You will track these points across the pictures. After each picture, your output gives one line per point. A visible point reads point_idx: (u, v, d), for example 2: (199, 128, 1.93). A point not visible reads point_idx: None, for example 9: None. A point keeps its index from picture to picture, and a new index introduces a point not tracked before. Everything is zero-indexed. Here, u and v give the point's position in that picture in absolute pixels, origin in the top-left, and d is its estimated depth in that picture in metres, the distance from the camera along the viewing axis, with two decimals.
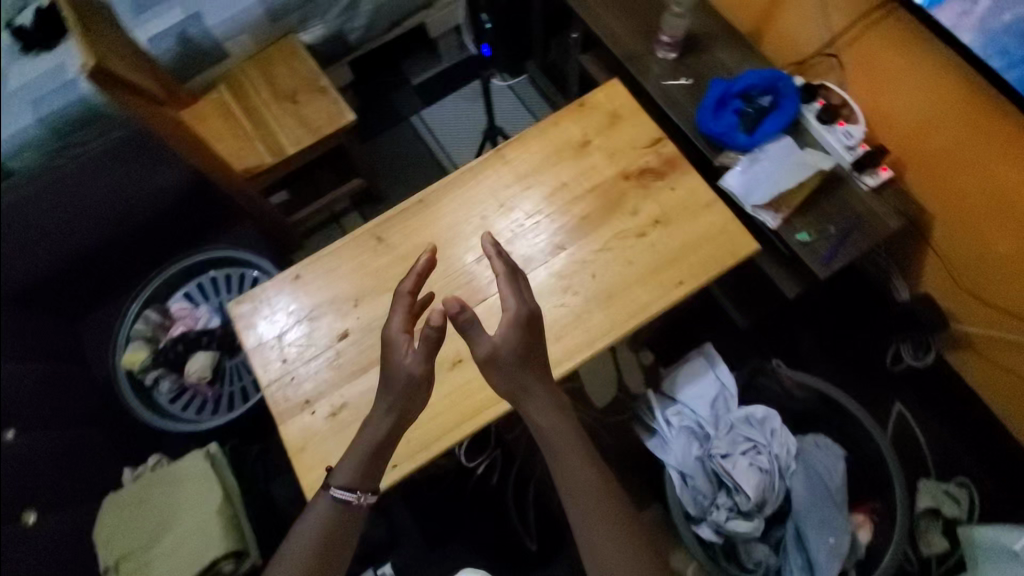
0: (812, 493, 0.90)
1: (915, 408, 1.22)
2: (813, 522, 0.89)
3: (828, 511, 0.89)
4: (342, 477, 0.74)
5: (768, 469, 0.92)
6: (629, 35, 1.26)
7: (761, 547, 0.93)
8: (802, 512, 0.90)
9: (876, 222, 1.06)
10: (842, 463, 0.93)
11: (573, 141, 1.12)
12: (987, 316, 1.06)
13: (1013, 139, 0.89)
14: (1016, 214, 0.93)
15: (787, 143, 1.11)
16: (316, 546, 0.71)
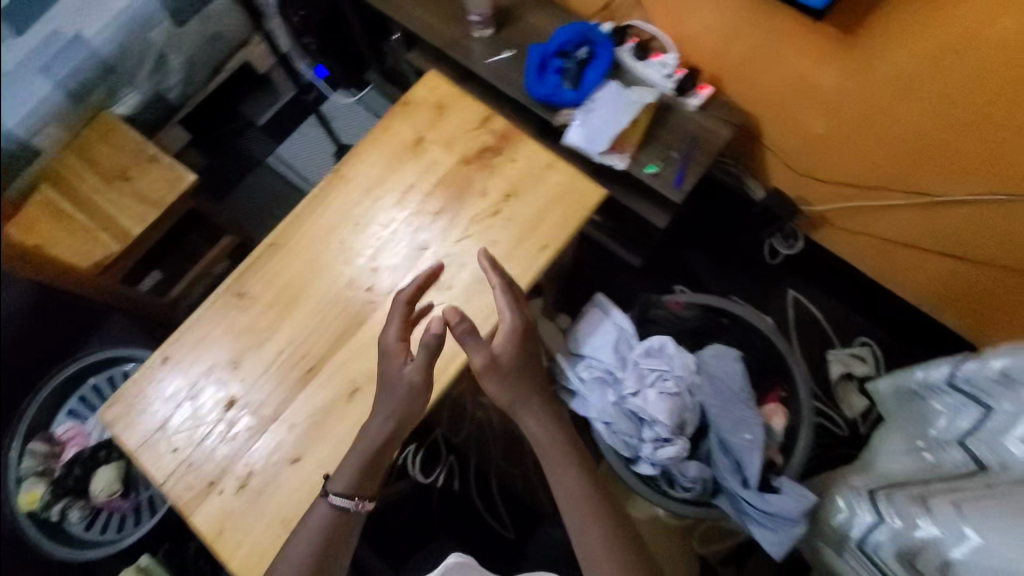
0: (719, 398, 0.90)
1: (805, 289, 1.40)
2: (729, 425, 0.88)
3: (739, 410, 0.89)
4: (340, 485, 0.71)
5: (679, 389, 0.89)
6: (441, 22, 1.21)
7: (694, 465, 0.90)
8: (716, 419, 0.89)
9: (710, 135, 1.08)
10: (739, 359, 0.92)
11: (404, 140, 0.92)
12: (833, 191, 1.12)
13: (805, 40, 0.92)
14: (827, 100, 0.98)
15: (613, 87, 1.10)
16: (306, 567, 0.67)
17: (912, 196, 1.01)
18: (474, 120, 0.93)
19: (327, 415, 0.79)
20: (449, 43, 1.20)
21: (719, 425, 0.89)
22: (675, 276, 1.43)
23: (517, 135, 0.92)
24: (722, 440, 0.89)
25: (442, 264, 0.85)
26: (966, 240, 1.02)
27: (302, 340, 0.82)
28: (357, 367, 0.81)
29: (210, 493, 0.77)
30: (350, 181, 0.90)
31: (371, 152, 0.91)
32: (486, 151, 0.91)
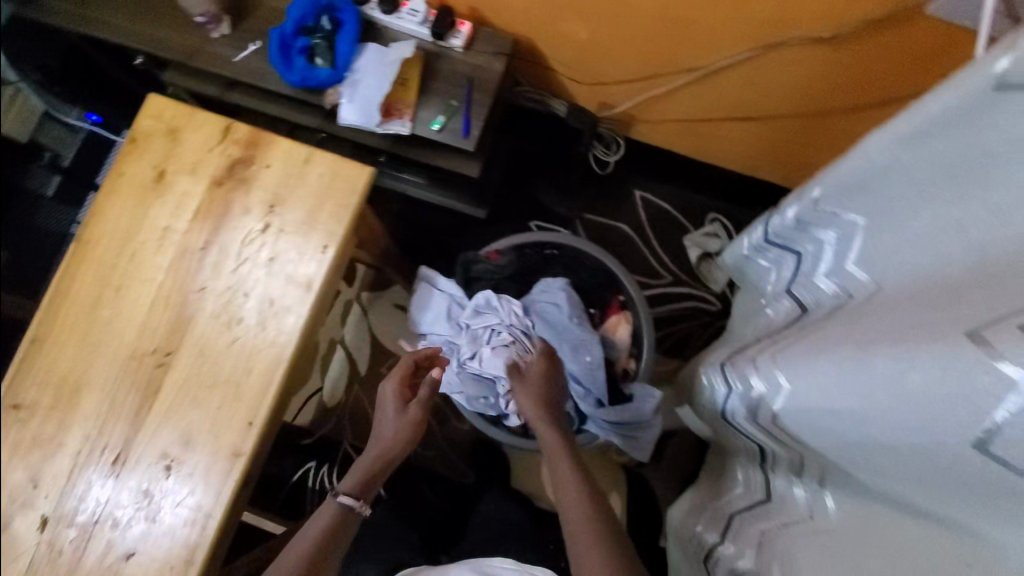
0: (553, 331, 0.91)
1: (648, 186, 1.44)
2: (570, 354, 0.90)
3: (575, 335, 0.91)
4: (349, 484, 0.77)
5: (516, 338, 0.90)
6: (171, 33, 1.08)
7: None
8: (557, 353, 0.91)
9: (484, 73, 1.05)
10: (565, 286, 0.94)
11: (143, 180, 0.83)
12: (624, 90, 1.12)
13: None
14: (574, 7, 0.94)
15: (371, 49, 1.03)
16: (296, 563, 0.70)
17: (690, 73, 1.02)
18: (214, 134, 0.84)
19: (150, 496, 0.73)
20: (189, 53, 1.08)
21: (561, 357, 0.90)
22: (525, 215, 1.42)
23: (264, 137, 0.84)
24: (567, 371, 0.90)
25: (225, 299, 0.79)
26: (751, 100, 1.05)
27: (98, 431, 0.75)
28: (165, 437, 0.75)
29: None
30: (100, 245, 0.80)
31: (112, 206, 0.82)
32: (237, 165, 0.83)
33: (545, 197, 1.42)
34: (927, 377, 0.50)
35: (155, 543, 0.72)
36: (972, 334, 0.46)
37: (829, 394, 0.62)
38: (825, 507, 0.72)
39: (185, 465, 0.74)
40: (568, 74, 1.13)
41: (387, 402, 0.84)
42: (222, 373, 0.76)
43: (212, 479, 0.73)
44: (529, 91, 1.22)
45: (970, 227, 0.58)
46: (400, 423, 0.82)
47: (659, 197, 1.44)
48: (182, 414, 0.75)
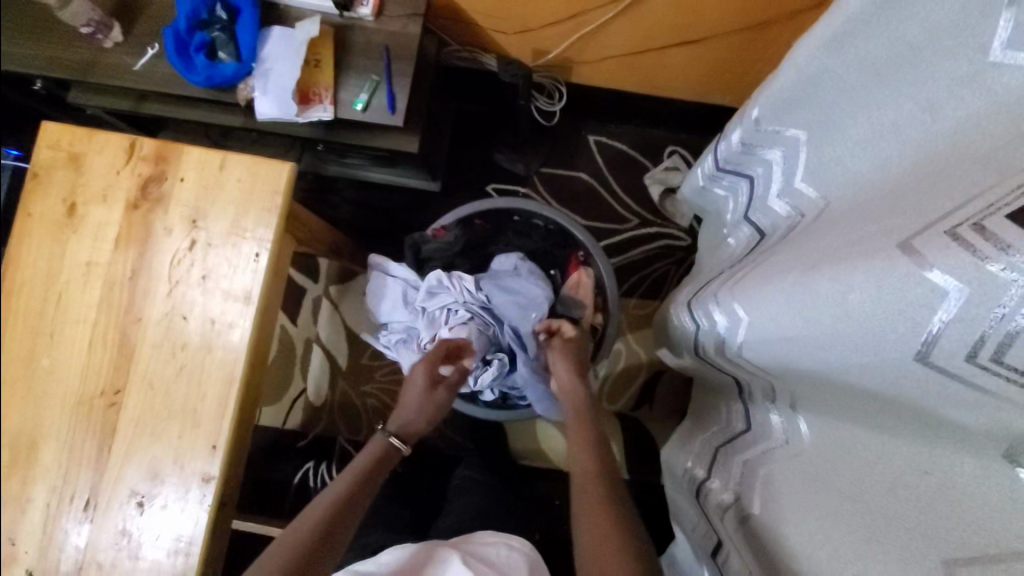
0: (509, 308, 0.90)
1: (600, 128, 1.38)
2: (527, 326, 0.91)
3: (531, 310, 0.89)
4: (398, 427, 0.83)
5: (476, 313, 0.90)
6: (62, 48, 1.00)
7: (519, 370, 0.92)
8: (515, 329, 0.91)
9: (401, 41, 0.98)
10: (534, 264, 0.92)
11: (57, 215, 0.78)
12: (555, 32, 1.05)
13: None
14: None
15: (277, 34, 0.96)
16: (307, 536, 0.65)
17: (615, 5, 0.96)
18: (119, 154, 0.79)
19: (128, 534, 0.73)
20: (85, 68, 1.00)
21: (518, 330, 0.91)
22: (478, 179, 1.36)
23: (171, 149, 0.78)
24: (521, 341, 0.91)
25: (164, 325, 0.76)
26: (687, 22, 0.98)
27: (62, 482, 0.73)
28: (132, 475, 0.73)
29: None
30: (22, 293, 0.76)
31: (27, 249, 0.77)
32: (149, 185, 0.78)
33: (495, 156, 1.37)
34: (862, 293, 0.49)
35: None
36: (902, 245, 0.46)
37: (781, 321, 0.61)
38: (798, 431, 0.71)
39: (157, 499, 0.73)
40: (491, 27, 1.07)
41: (416, 379, 0.85)
42: (175, 402, 0.74)
43: (187, 507, 0.72)
44: (457, 49, 1.15)
45: (902, 127, 0.58)
46: (428, 404, 0.84)
47: (613, 138, 1.39)
48: (144, 448, 0.73)
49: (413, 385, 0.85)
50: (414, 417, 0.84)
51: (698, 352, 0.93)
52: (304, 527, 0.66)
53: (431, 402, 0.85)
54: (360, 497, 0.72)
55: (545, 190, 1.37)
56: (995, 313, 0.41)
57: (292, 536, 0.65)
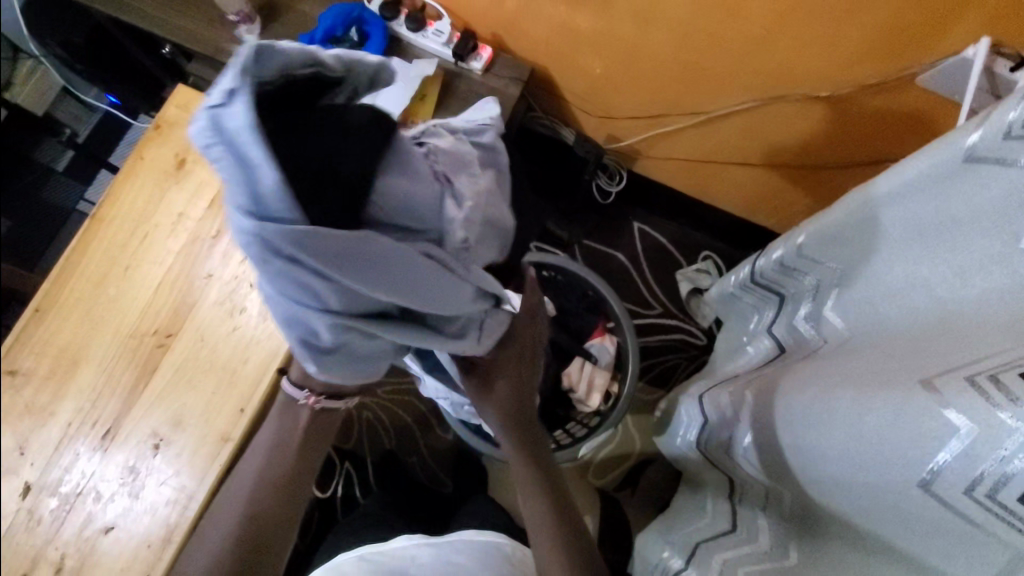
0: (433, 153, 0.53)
1: (647, 217, 1.49)
2: (306, 253, 0.41)
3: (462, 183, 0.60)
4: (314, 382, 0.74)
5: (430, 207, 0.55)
6: (205, 27, 1.12)
7: (454, 292, 0.52)
8: (323, 255, 0.42)
9: (500, 98, 1.08)
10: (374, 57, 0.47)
11: (167, 167, 0.85)
12: (633, 126, 1.17)
13: None
14: (591, 42, 1.00)
15: (394, 65, 1.07)
16: (239, 516, 0.70)
17: (695, 116, 1.08)
18: None
19: (136, 472, 0.76)
20: (219, 48, 1.11)
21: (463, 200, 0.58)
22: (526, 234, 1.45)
23: None
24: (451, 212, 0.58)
25: (231, 286, 0.81)
26: (752, 147, 1.10)
27: (89, 405, 0.77)
28: (157, 416, 0.77)
29: None
30: (112, 224, 0.83)
31: (129, 187, 0.84)
32: None
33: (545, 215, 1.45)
34: (877, 417, 0.56)
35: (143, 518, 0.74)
36: (924, 382, 0.52)
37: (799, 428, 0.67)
38: (789, 539, 0.75)
39: (176, 443, 0.76)
40: (580, 106, 1.18)
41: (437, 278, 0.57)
42: (219, 359, 0.79)
43: (200, 461, 0.76)
44: (544, 118, 1.26)
45: (935, 286, 0.66)
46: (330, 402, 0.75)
47: (656, 229, 1.49)
48: (176, 394, 0.77)
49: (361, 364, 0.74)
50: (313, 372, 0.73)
51: (701, 446, 0.98)
52: (228, 525, 0.69)
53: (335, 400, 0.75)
54: (275, 475, 0.73)
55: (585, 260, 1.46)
56: (997, 455, 0.47)
57: (215, 535, 0.69)
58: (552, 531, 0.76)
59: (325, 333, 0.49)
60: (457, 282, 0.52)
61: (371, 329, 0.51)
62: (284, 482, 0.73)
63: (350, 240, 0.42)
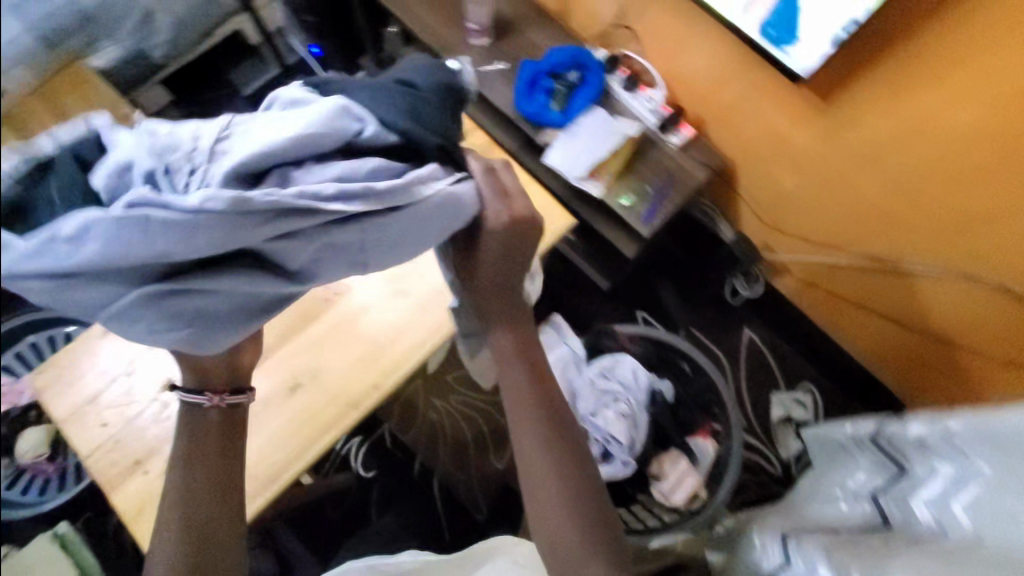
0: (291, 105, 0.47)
1: (765, 334, 1.40)
2: (53, 265, 0.34)
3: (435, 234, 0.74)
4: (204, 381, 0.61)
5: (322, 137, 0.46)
6: (441, 24, 1.20)
7: (206, 231, 0.36)
8: (49, 268, 0.34)
9: (685, 176, 1.10)
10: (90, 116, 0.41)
11: None
12: (796, 247, 1.17)
13: (777, 87, 0.96)
14: (792, 154, 1.03)
15: (598, 113, 1.10)
16: (194, 519, 0.58)
17: (862, 259, 1.07)
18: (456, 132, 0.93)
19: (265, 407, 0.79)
20: (445, 45, 1.18)
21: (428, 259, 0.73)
22: (635, 301, 1.42)
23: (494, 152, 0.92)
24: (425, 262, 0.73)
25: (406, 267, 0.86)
26: (913, 309, 1.06)
27: None
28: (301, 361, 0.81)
29: (133, 475, 0.76)
30: None
31: None
32: None
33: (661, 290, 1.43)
34: None
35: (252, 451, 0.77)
36: None
37: None
38: None
39: (308, 393, 0.80)
40: (749, 207, 1.20)
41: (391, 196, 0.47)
42: (370, 330, 0.83)
43: (323, 418, 0.79)
44: (707, 214, 1.28)
45: None
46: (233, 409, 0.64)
47: (767, 346, 1.39)
48: (324, 349, 0.81)
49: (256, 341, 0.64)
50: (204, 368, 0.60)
51: None
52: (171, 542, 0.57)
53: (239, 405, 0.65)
54: (204, 477, 0.60)
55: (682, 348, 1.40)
56: None
57: (172, 526, 0.57)
58: (557, 477, 0.57)
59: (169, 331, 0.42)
60: (222, 218, 0.36)
61: (198, 287, 0.40)
62: (212, 464, 0.60)
63: (58, 229, 0.33)
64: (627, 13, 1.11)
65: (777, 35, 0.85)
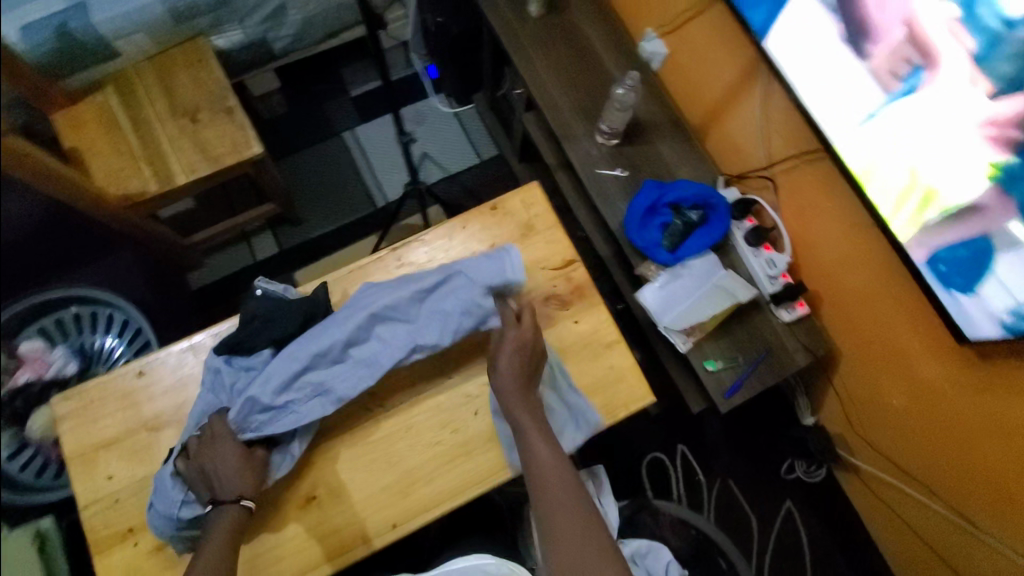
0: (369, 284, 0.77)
1: (812, 521, 1.24)
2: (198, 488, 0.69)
3: (459, 323, 0.73)
4: (237, 488, 0.67)
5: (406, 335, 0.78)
6: (570, 109, 1.10)
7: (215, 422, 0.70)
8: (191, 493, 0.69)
9: (784, 358, 0.98)
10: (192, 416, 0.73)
11: (477, 250, 0.84)
12: (877, 460, 1.06)
13: (919, 308, 0.84)
14: (908, 377, 0.91)
15: (708, 262, 0.99)
16: None
17: (950, 513, 0.94)
18: (555, 259, 0.85)
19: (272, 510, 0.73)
20: (568, 133, 1.09)
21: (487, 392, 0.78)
22: (677, 434, 1.30)
23: (590, 294, 0.83)
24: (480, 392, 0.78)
25: (464, 400, 0.79)
26: None
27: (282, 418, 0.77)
28: (324, 471, 0.75)
29: (121, 544, 0.71)
30: (403, 269, 0.83)
31: (437, 247, 0.85)
32: (552, 299, 0.83)
33: (709, 433, 1.30)
34: None
35: (247, 561, 0.71)
36: None
37: None
38: None
39: (321, 510, 0.73)
40: (840, 398, 1.08)
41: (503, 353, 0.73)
42: (405, 459, 0.76)
43: (326, 543, 0.72)
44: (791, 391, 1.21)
45: None
46: (250, 463, 0.69)
47: (805, 529, 1.24)
48: (351, 465, 0.75)
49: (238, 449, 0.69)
50: (236, 479, 0.68)
51: None
52: None
53: (256, 461, 0.70)
54: None
55: (714, 500, 1.26)
56: None
57: None
58: (572, 502, 0.66)
59: (192, 493, 0.68)
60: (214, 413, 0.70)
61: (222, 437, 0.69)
62: None
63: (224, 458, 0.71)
64: (775, 164, 0.99)
65: (952, 277, 0.73)
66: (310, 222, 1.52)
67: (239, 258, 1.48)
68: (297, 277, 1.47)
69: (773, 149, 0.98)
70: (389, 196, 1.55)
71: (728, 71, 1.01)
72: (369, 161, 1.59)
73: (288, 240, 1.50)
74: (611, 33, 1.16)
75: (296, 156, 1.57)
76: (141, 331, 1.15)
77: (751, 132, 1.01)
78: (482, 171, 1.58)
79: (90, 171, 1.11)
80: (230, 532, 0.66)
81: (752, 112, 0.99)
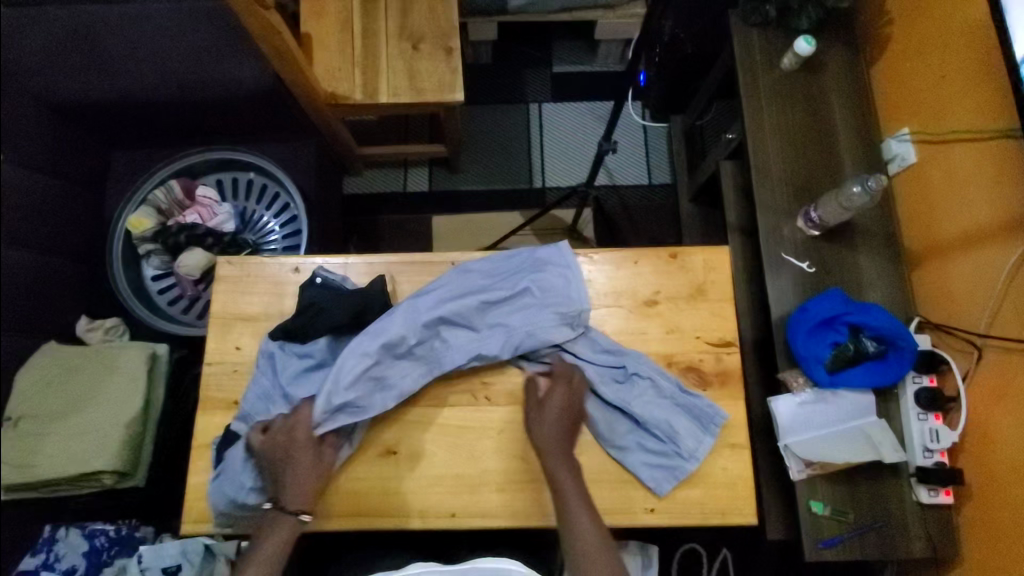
0: (447, 281, 0.78)
1: None
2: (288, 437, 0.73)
3: (523, 339, 0.76)
4: (301, 500, 0.68)
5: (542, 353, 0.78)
6: (781, 181, 1.01)
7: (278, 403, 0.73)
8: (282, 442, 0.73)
9: (899, 537, 0.87)
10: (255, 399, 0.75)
11: (639, 293, 0.81)
12: None
13: None
14: None
15: (864, 401, 0.90)
16: None
17: None
18: (711, 335, 0.79)
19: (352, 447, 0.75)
20: (767, 205, 1.00)
21: (633, 455, 0.74)
22: (732, 540, 1.21)
23: (731, 386, 0.77)
24: (621, 453, 0.75)
25: None
26: None
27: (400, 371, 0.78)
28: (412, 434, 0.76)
29: (223, 412, 0.77)
30: None
31: (600, 271, 0.82)
32: (692, 373, 0.78)
33: (765, 555, 1.20)
34: None
35: None
36: None
37: None
38: None
39: (393, 468, 0.74)
40: None
41: (555, 399, 0.73)
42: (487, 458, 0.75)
43: (388, 502, 0.74)
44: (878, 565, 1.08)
45: None
46: (318, 467, 0.70)
47: None
48: (437, 441, 0.76)
49: (310, 452, 0.70)
50: (300, 486, 0.68)
51: None
52: None
53: (322, 465, 0.71)
54: None
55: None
56: None
57: None
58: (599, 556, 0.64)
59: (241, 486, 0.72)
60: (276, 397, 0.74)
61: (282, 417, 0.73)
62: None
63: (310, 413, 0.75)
64: (992, 335, 0.85)
65: None
66: (468, 176, 1.54)
67: (393, 182, 1.53)
68: (434, 221, 1.50)
69: (999, 319, 0.84)
70: (548, 181, 1.53)
71: (987, 213, 0.87)
72: (544, 140, 1.57)
73: (441, 184, 1.53)
74: (861, 118, 1.04)
75: (481, 110, 1.59)
76: (295, 213, 1.16)
77: (979, 289, 0.88)
78: (647, 194, 1.52)
79: (312, 59, 1.18)
80: (282, 542, 0.66)
81: (997, 268, 0.85)
